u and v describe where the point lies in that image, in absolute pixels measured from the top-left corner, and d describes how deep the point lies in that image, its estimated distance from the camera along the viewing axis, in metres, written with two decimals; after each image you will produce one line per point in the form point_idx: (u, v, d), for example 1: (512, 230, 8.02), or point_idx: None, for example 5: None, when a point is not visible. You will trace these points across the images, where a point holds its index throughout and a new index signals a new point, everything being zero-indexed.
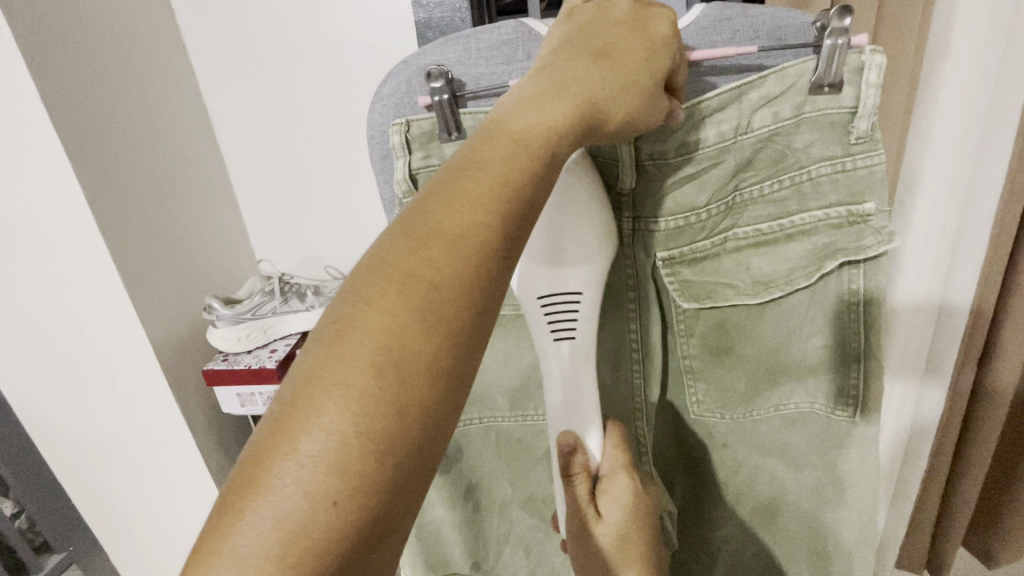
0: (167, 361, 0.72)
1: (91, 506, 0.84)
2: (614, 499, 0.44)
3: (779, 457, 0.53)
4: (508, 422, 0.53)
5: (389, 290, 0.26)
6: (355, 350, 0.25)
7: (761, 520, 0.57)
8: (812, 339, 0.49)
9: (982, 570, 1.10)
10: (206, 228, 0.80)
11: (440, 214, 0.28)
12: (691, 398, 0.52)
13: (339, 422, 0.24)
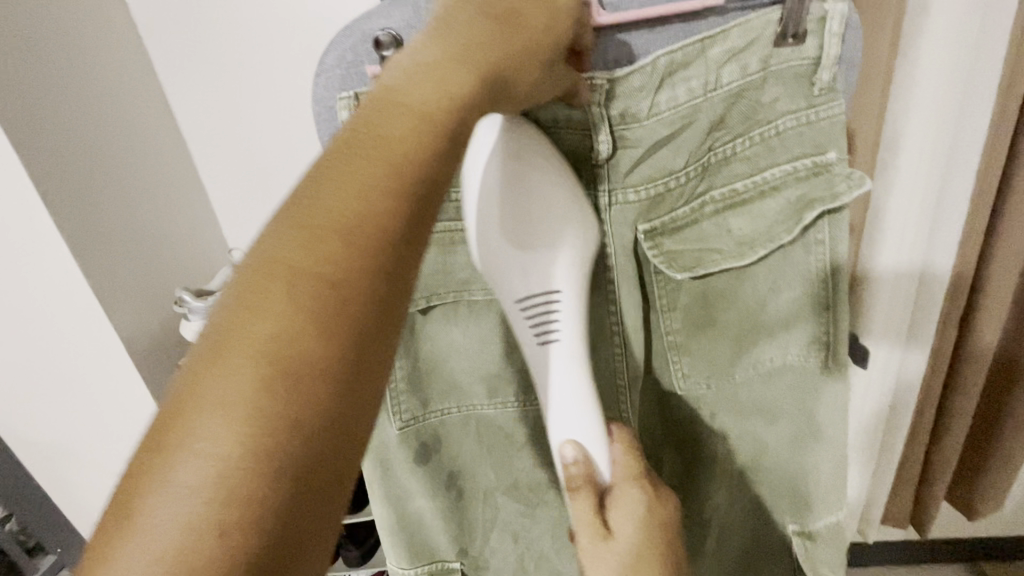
0: (138, 359, 0.70)
1: (76, 507, 0.82)
2: (624, 512, 0.44)
3: (764, 417, 0.54)
4: (488, 410, 0.52)
5: (259, 310, 0.26)
6: (231, 364, 0.25)
7: (745, 486, 0.57)
8: (786, 294, 0.48)
9: (961, 520, 1.14)
10: (173, 220, 0.77)
11: (315, 210, 0.28)
12: (676, 372, 0.51)
13: (214, 442, 0.24)
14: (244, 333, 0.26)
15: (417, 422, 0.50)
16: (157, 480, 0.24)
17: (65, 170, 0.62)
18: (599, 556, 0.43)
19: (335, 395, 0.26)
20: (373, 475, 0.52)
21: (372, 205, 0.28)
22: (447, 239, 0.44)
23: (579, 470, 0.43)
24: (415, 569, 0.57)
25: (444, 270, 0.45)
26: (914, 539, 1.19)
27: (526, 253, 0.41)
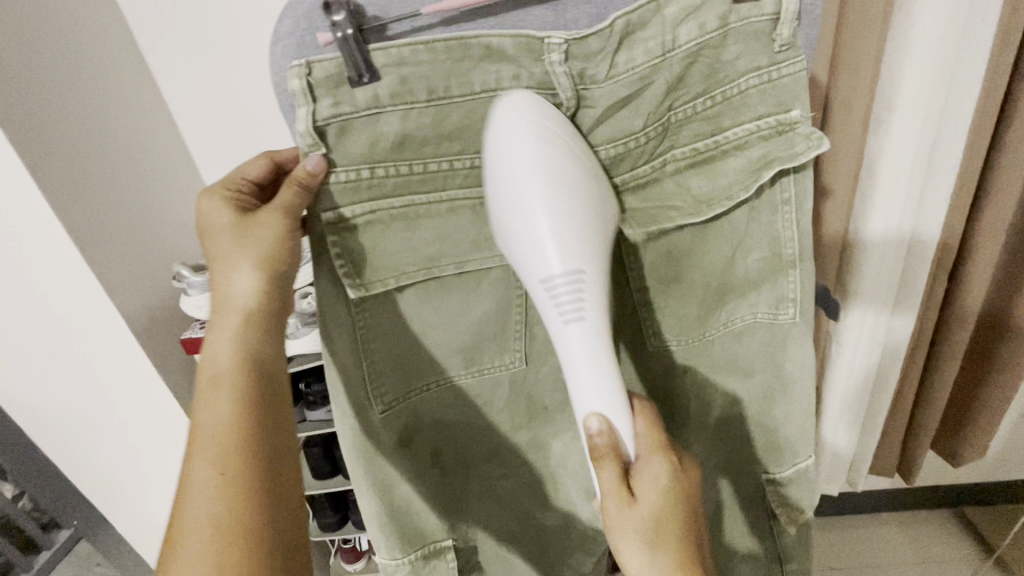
0: (142, 337, 0.71)
1: (90, 480, 0.85)
2: (651, 478, 0.42)
3: (737, 373, 0.56)
4: (466, 379, 0.54)
5: (210, 398, 0.44)
6: (205, 419, 0.43)
7: (722, 434, 0.60)
8: (752, 253, 0.50)
9: (941, 465, 1.19)
10: (163, 196, 0.77)
11: (221, 312, 0.46)
12: (647, 330, 0.53)
13: (208, 461, 0.42)
14: (201, 421, 0.43)
15: (397, 404, 0.52)
16: (184, 522, 0.41)
17: (51, 150, 0.61)
18: (627, 521, 0.42)
19: (264, 400, 0.45)
20: (358, 465, 0.52)
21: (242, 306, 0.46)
22: (411, 213, 0.45)
23: (605, 441, 0.41)
24: (409, 557, 0.57)
25: (410, 242, 0.46)
26: (900, 487, 1.23)
27: (558, 217, 0.40)
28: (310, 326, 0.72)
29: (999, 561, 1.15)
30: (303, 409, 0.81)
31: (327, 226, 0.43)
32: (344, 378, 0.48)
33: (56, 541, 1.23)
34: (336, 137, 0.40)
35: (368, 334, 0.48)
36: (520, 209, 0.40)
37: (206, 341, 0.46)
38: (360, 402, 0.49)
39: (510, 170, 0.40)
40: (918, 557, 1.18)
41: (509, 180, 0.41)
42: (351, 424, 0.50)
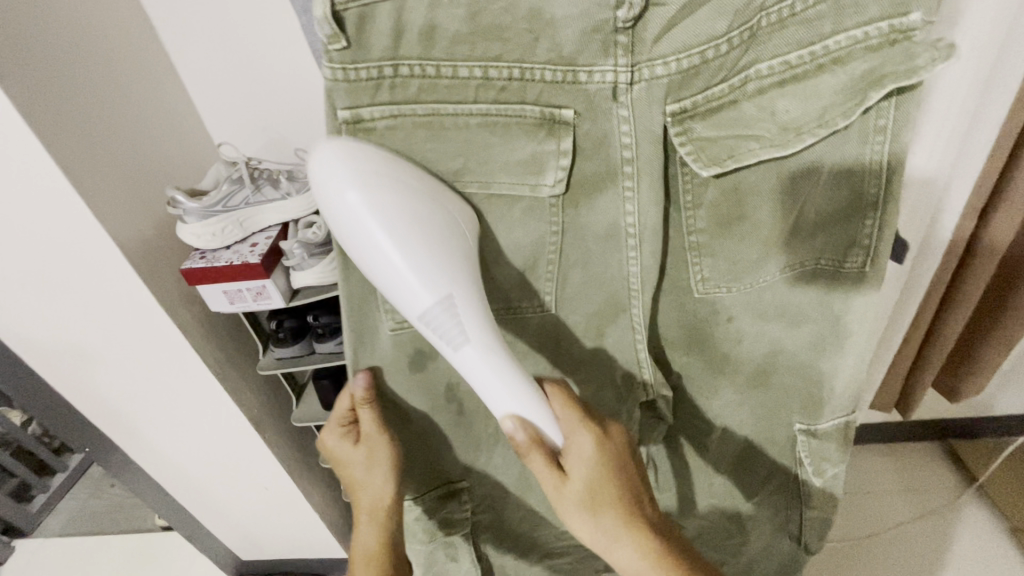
0: (141, 268, 0.68)
1: (100, 407, 0.86)
2: (578, 454, 0.45)
3: (779, 318, 0.55)
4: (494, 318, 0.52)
5: (364, 532, 0.58)
6: (364, 543, 0.58)
7: (756, 381, 0.59)
8: (825, 194, 0.49)
9: (937, 401, 1.22)
10: (148, 114, 0.71)
11: (365, 462, 0.56)
12: (697, 275, 0.52)
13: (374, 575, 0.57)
14: (361, 541, 0.58)
15: (409, 326, 0.50)
16: None
17: (22, 59, 0.55)
18: (565, 497, 0.45)
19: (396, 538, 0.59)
20: (401, 366, 0.53)
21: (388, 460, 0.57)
22: (437, 122, 0.42)
23: (523, 435, 0.44)
24: (422, 495, 0.62)
25: (438, 161, 0.44)
26: (895, 421, 1.27)
27: (412, 247, 0.40)
28: (317, 259, 0.69)
29: (981, 489, 1.20)
30: (310, 342, 0.80)
31: (346, 124, 0.41)
32: (358, 289, 0.48)
33: (69, 465, 1.55)
34: (356, 26, 0.38)
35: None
36: (377, 253, 0.40)
37: (354, 481, 0.57)
38: (371, 314, 0.50)
39: (348, 224, 0.39)
40: (903, 487, 1.23)
41: (354, 236, 0.40)
42: (364, 334, 0.51)
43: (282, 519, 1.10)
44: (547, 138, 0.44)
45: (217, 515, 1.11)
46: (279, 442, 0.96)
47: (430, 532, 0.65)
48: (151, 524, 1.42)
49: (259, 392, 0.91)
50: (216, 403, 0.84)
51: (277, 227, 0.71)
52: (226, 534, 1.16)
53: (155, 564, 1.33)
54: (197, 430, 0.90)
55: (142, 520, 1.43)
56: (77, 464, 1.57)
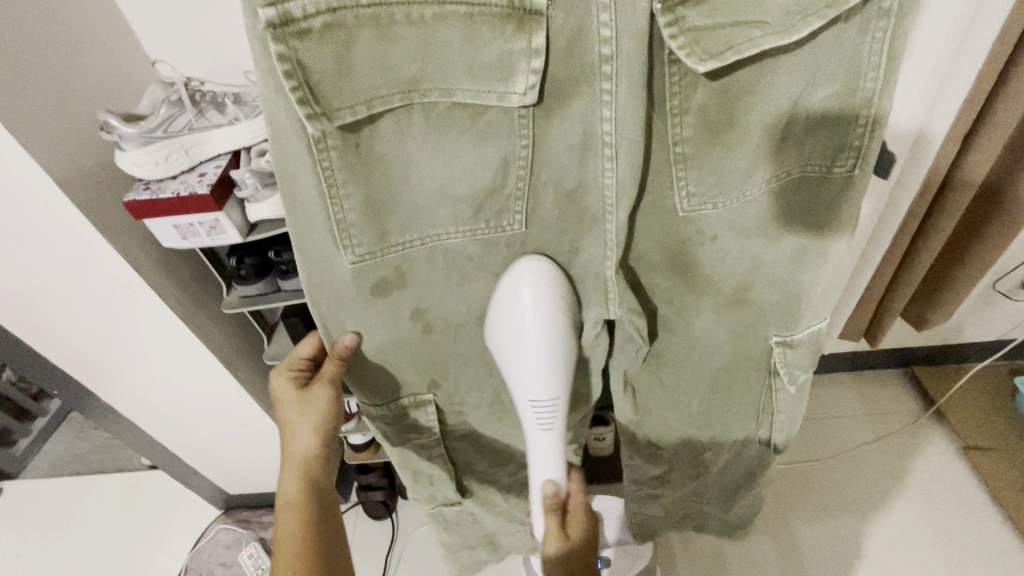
0: (82, 201, 0.63)
1: (61, 351, 0.83)
2: (578, 523, 0.59)
3: (762, 234, 0.53)
4: (457, 238, 0.50)
5: (288, 474, 0.62)
6: (288, 485, 0.62)
7: (734, 306, 0.58)
8: (818, 90, 0.46)
9: (904, 330, 1.25)
10: (71, 25, 0.63)
11: (297, 407, 0.62)
12: (681, 192, 0.49)
13: (290, 512, 0.60)
14: (285, 485, 0.62)
15: (374, 257, 0.48)
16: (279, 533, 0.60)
17: None
18: (560, 552, 0.57)
19: (321, 486, 0.63)
20: (367, 295, 0.51)
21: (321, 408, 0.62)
22: (383, 17, 0.37)
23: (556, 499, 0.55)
24: (389, 404, 0.61)
25: (385, 64, 0.39)
26: (864, 351, 1.31)
27: (545, 358, 0.50)
28: (272, 189, 0.64)
29: (938, 411, 1.26)
30: (275, 279, 0.76)
31: (271, 31, 0.35)
32: (308, 220, 0.45)
33: (48, 411, 1.52)
34: None
35: (335, 177, 0.43)
36: (517, 356, 0.50)
37: (290, 430, 0.62)
38: (328, 248, 0.47)
39: (510, 329, 0.50)
40: (866, 411, 1.29)
41: (510, 331, 0.50)
42: (320, 269, 0.48)
43: (263, 454, 1.10)
44: (516, 34, 0.39)
45: (198, 453, 1.11)
46: (254, 382, 0.94)
47: (398, 434, 0.65)
48: (135, 465, 1.43)
49: (228, 331, 0.88)
50: (182, 344, 0.81)
51: (227, 156, 0.65)
52: (209, 471, 1.17)
53: (143, 503, 1.35)
54: (167, 372, 0.88)
55: (126, 461, 1.44)
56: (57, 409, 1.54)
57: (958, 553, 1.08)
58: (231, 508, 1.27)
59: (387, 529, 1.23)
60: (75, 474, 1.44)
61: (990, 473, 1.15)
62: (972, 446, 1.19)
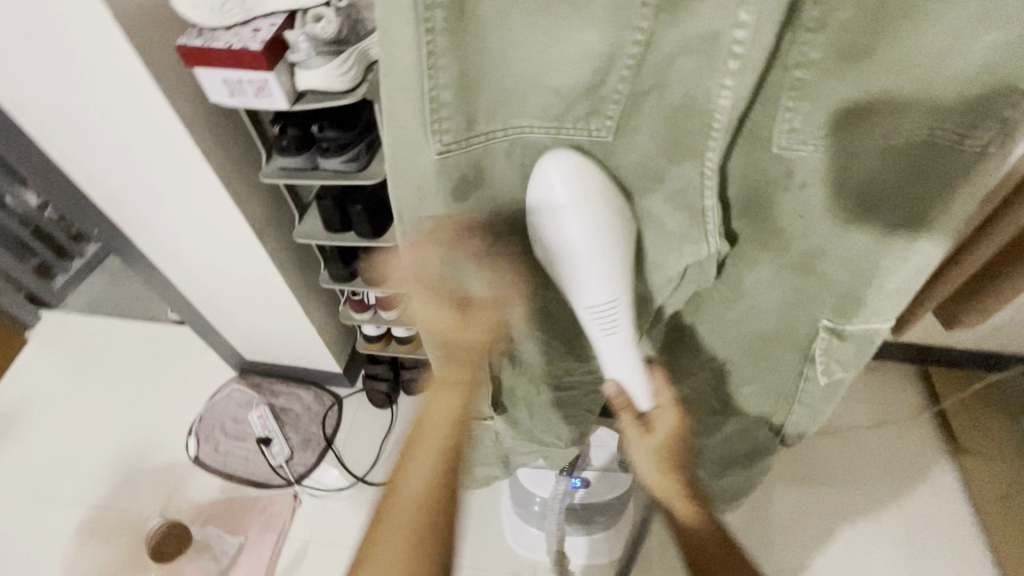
0: (135, 39, 0.61)
1: (102, 191, 0.85)
2: (664, 421, 0.53)
3: (851, 201, 0.47)
4: (543, 136, 0.47)
5: (415, 461, 0.51)
6: (410, 466, 0.50)
7: (798, 267, 0.54)
8: (984, 39, 0.37)
9: (934, 328, 1.23)
10: None
11: (458, 336, 0.53)
12: (783, 124, 0.44)
13: (403, 513, 0.49)
14: (411, 476, 0.50)
15: (458, 147, 0.46)
16: (370, 562, 0.48)
17: None
18: (640, 447, 0.54)
19: (445, 457, 0.51)
20: (449, 195, 0.49)
21: (470, 348, 0.53)
22: None
23: (620, 395, 0.52)
24: None
25: None
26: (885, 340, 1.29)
27: (591, 249, 0.46)
28: (322, 59, 0.61)
29: (941, 411, 1.26)
30: (314, 157, 0.75)
31: None
32: (400, 95, 0.43)
33: (87, 253, 1.61)
34: None
35: (435, 45, 0.40)
36: (561, 252, 0.46)
37: (437, 379, 0.54)
38: (415, 133, 0.45)
39: (552, 232, 0.46)
40: (870, 398, 1.29)
41: (551, 226, 0.46)
42: (405, 156, 0.46)
43: (282, 327, 1.15)
44: None
45: (222, 315, 1.15)
46: (282, 256, 0.96)
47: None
48: (163, 316, 1.51)
49: (264, 201, 0.89)
50: (218, 206, 0.83)
51: (281, 15, 0.62)
52: (229, 334, 1.23)
53: (166, 351, 1.43)
54: (203, 230, 0.89)
55: (155, 312, 1.52)
56: (94, 252, 1.62)
57: (923, 544, 1.12)
58: (245, 371, 1.34)
59: (386, 417, 1.30)
60: (105, 314, 1.52)
61: (977, 479, 1.17)
62: (966, 451, 1.20)
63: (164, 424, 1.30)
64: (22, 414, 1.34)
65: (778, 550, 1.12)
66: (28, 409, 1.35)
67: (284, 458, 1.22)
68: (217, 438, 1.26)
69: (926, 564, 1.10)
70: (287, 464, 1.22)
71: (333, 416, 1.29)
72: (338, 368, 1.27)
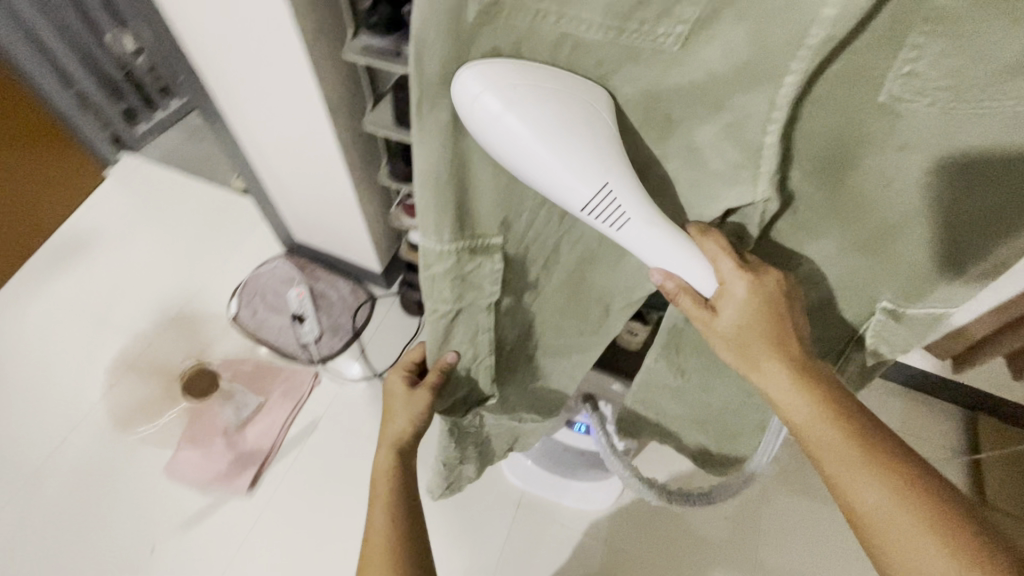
0: None
1: (192, 42, 0.86)
2: (729, 298, 0.46)
3: (961, 167, 0.37)
4: (587, 46, 0.36)
5: (378, 499, 0.64)
6: (377, 507, 0.63)
7: (870, 239, 0.45)
8: None
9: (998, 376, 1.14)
10: None
11: (389, 424, 0.67)
12: (899, 64, 0.33)
13: (379, 539, 0.61)
14: (377, 514, 0.63)
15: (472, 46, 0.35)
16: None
17: None
18: (715, 333, 0.47)
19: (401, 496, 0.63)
20: (461, 109, 0.38)
21: (401, 432, 0.66)
22: None
23: (673, 283, 0.46)
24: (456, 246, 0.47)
25: None
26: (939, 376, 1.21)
27: (561, 140, 0.37)
28: None
29: (975, 461, 1.20)
30: (401, 41, 0.72)
31: None
32: None
33: (170, 108, 1.67)
34: None
35: None
36: (531, 163, 0.38)
37: (381, 450, 0.67)
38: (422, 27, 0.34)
39: (507, 144, 0.37)
40: (900, 429, 1.23)
41: (512, 145, 0.37)
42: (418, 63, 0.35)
43: (334, 218, 1.17)
44: None
45: (278, 190, 1.17)
46: (349, 143, 0.96)
47: (455, 299, 0.53)
48: (228, 184, 1.56)
49: (342, 83, 0.88)
50: (297, 78, 0.82)
51: None
52: (284, 214, 1.26)
53: (226, 215, 1.49)
54: (278, 97, 0.89)
55: (222, 178, 1.57)
56: (176, 108, 1.69)
57: None
58: (292, 253, 1.39)
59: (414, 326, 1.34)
60: (178, 170, 1.59)
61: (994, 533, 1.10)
62: (991, 503, 1.13)
63: (212, 283, 1.38)
64: (93, 244, 1.44)
65: (765, 548, 1.09)
66: (99, 240, 1.44)
67: (313, 338, 1.27)
68: (257, 304, 1.32)
69: None
70: (314, 344, 1.27)
71: (365, 311, 1.32)
72: (378, 268, 1.29)
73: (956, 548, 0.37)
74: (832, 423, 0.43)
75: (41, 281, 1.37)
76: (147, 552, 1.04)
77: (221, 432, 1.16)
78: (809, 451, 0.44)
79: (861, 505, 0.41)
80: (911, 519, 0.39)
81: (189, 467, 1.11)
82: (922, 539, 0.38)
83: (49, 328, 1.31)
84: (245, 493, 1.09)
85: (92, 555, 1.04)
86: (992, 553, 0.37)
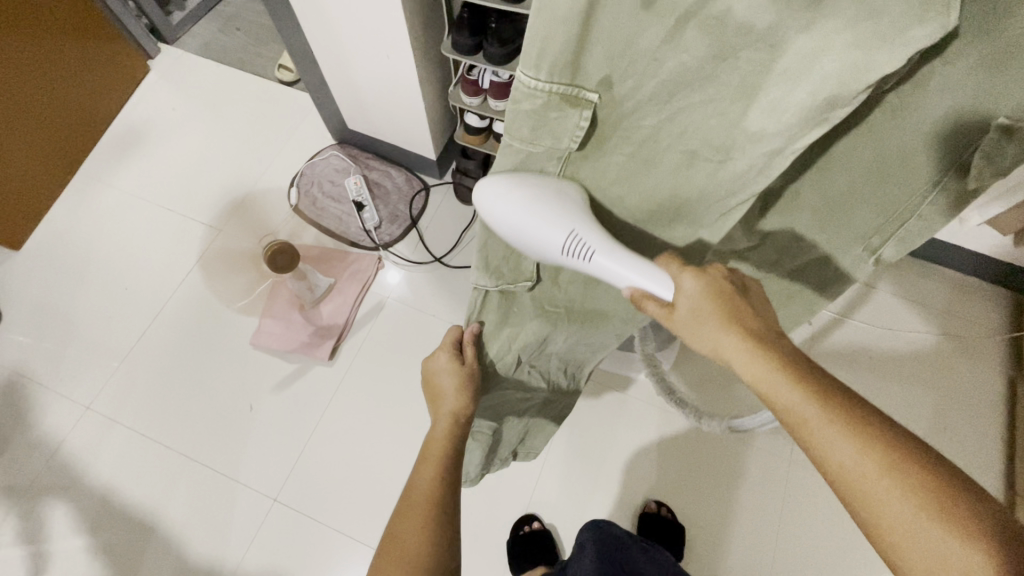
0: None
1: None
2: (684, 291, 0.50)
3: None
4: None
5: (422, 465, 0.57)
6: (422, 472, 0.56)
7: (996, 64, 0.41)
8: None
9: None
10: None
11: (437, 396, 0.66)
12: None
13: (416, 503, 0.52)
14: (422, 473, 0.56)
15: None
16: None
17: None
18: (682, 322, 0.50)
19: (445, 458, 0.58)
20: None
21: (448, 400, 0.65)
22: None
23: (637, 291, 0.52)
24: (547, 86, 0.43)
25: None
26: (998, 259, 1.19)
27: (538, 206, 0.51)
28: None
29: (1018, 339, 1.21)
30: None
31: None
32: None
33: None
34: None
35: None
36: (523, 231, 0.53)
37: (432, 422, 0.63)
38: None
39: (506, 223, 0.53)
40: (945, 308, 1.24)
41: (510, 223, 0.53)
42: None
43: (390, 99, 1.16)
44: None
45: (330, 70, 1.16)
46: (413, 14, 0.94)
47: (530, 140, 0.48)
48: (271, 76, 1.54)
49: None
50: None
51: None
52: (337, 99, 1.26)
53: (275, 107, 1.49)
54: None
55: (265, 70, 1.55)
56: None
57: (943, 425, 1.15)
58: (343, 143, 1.41)
59: (466, 214, 1.35)
60: (221, 59, 1.56)
61: None
62: None
63: (271, 172, 1.40)
64: (148, 135, 1.46)
65: None
66: (154, 132, 1.46)
67: (374, 225, 1.32)
68: (315, 194, 1.35)
69: (946, 443, 1.13)
70: (375, 231, 1.31)
71: (420, 199, 1.35)
72: (432, 155, 1.30)
73: (935, 498, 0.37)
74: (799, 387, 0.43)
75: (105, 172, 1.41)
76: (246, 409, 1.16)
77: (299, 308, 1.25)
78: (780, 417, 0.43)
79: (832, 465, 0.40)
80: (887, 481, 0.38)
81: (271, 337, 1.21)
82: (899, 494, 0.38)
83: (120, 215, 1.36)
84: (326, 361, 1.19)
85: (195, 410, 1.16)
86: (953, 503, 0.37)
